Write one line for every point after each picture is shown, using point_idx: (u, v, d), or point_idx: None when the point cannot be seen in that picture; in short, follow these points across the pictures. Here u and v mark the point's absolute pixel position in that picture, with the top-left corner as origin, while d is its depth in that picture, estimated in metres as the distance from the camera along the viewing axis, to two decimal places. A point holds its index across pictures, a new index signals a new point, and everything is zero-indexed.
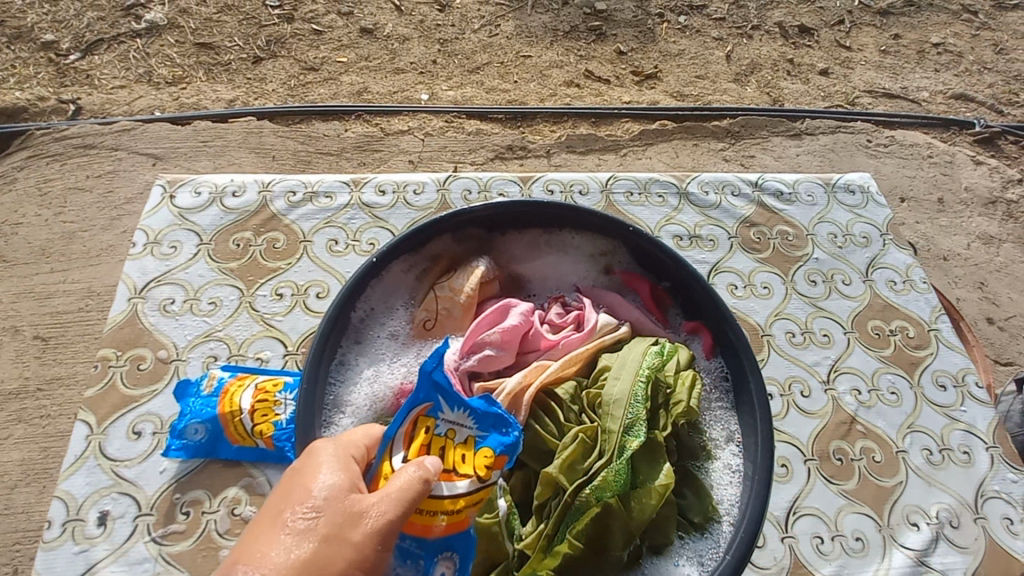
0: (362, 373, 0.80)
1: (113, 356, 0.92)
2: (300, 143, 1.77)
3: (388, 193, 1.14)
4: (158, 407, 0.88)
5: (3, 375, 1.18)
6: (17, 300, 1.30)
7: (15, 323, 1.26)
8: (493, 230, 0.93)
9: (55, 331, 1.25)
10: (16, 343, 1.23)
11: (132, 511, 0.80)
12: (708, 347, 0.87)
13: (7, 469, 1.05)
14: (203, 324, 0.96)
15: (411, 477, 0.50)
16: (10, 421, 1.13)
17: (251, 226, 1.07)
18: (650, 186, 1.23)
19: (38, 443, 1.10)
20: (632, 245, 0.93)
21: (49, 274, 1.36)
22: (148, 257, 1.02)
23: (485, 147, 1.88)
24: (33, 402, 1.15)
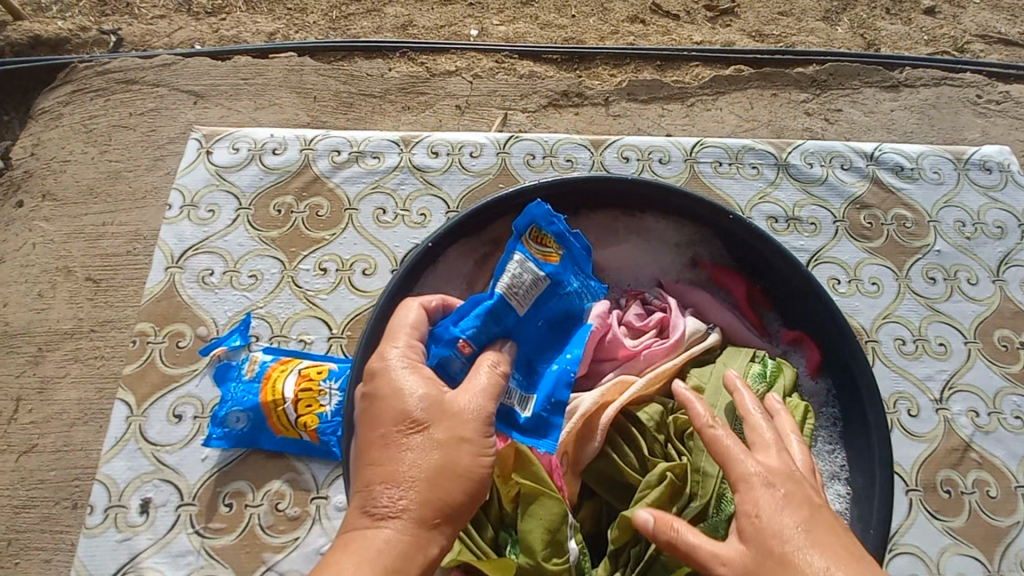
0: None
1: (151, 331, 0.86)
2: (342, 83, 1.52)
3: (441, 155, 1.01)
4: (198, 388, 0.82)
5: (60, 315, 1.17)
6: (70, 240, 1.26)
7: (68, 263, 1.22)
8: (565, 211, 0.80)
9: (106, 273, 1.20)
10: (70, 283, 1.20)
11: (174, 500, 0.76)
12: (813, 364, 0.75)
13: (66, 407, 1.07)
14: (243, 299, 0.89)
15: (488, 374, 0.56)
16: (67, 360, 1.13)
17: (292, 189, 0.97)
18: (743, 156, 1.05)
19: (94, 383, 1.09)
20: (726, 236, 0.79)
21: (98, 214, 1.28)
22: (184, 221, 0.94)
23: (538, 92, 1.54)
24: (88, 342, 1.13)
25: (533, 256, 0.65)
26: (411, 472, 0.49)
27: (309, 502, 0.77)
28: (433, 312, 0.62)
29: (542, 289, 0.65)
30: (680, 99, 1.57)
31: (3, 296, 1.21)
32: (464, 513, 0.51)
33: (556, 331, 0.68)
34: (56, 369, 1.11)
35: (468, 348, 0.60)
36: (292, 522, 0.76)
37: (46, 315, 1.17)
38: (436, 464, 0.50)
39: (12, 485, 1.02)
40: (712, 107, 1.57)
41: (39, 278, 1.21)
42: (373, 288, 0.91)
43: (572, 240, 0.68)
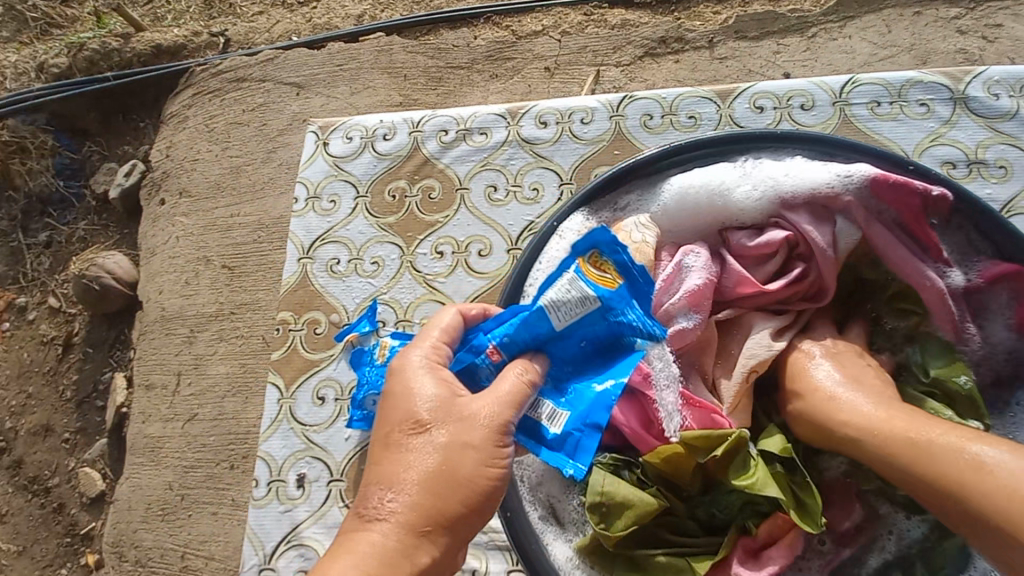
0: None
1: (292, 319, 0.91)
2: (429, 58, 1.48)
3: (550, 125, 0.96)
4: (337, 372, 0.87)
5: (205, 300, 1.30)
6: (206, 232, 1.38)
7: (207, 253, 1.35)
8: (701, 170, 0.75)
9: (239, 261, 1.30)
10: (210, 271, 1.32)
11: (325, 476, 0.82)
12: (1020, 317, 0.69)
13: (217, 381, 1.20)
14: (368, 285, 0.91)
15: (514, 383, 0.54)
16: (215, 340, 1.26)
17: (404, 173, 0.97)
18: (906, 92, 0.89)
19: (239, 359, 1.21)
20: (917, 188, 0.69)
21: (224, 208, 1.40)
22: (310, 214, 0.97)
23: (633, 42, 1.38)
24: (230, 323, 1.25)
25: (587, 275, 0.58)
26: (405, 472, 0.51)
27: None
28: (471, 319, 0.59)
29: (590, 310, 0.57)
30: (799, 29, 1.32)
31: (159, 284, 1.37)
32: (460, 523, 0.51)
33: (600, 352, 0.60)
34: (207, 347, 1.24)
35: (496, 354, 0.57)
36: None
37: (193, 301, 1.31)
38: (436, 468, 0.51)
39: (182, 448, 1.18)
40: (841, 34, 1.30)
41: (186, 267, 1.35)
42: (491, 269, 0.89)
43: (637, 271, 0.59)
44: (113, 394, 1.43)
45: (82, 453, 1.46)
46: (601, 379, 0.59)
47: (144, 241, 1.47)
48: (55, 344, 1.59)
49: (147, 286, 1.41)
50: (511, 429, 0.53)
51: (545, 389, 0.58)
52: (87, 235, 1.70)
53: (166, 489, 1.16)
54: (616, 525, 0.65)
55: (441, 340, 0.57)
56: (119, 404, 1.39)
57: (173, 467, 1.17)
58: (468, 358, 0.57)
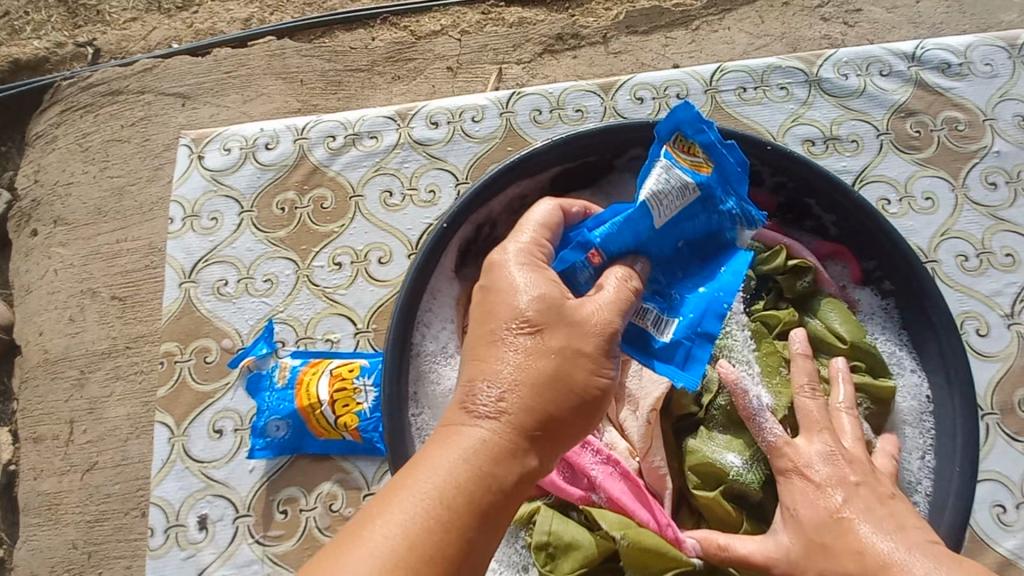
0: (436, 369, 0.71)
1: (177, 350, 0.84)
2: (326, 61, 1.41)
3: (441, 125, 0.95)
4: (234, 402, 0.81)
5: (93, 337, 1.17)
6: (88, 262, 1.24)
7: (92, 284, 1.21)
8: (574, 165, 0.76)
9: (130, 290, 1.19)
10: (98, 304, 1.19)
11: (230, 513, 0.76)
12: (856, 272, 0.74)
13: (117, 425, 1.09)
14: (262, 305, 0.86)
15: (620, 285, 0.53)
16: (109, 379, 1.14)
17: (292, 183, 0.92)
18: (769, 77, 0.96)
19: (140, 397, 1.11)
20: (774, 171, 0.71)
21: (111, 233, 1.26)
22: (189, 234, 0.90)
23: (531, 40, 1.39)
24: (125, 360, 1.14)
25: (682, 163, 0.59)
26: (498, 371, 0.48)
27: (362, 499, 0.77)
28: (573, 216, 0.59)
29: (690, 199, 0.58)
30: (684, 22, 1.38)
31: (38, 325, 1.22)
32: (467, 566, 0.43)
33: (698, 253, 0.61)
34: (101, 389, 1.12)
35: (599, 257, 0.56)
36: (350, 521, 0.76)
37: (82, 338, 1.17)
38: (526, 368, 0.48)
39: (84, 501, 1.06)
40: (720, 26, 1.37)
41: (66, 303, 1.21)
42: (393, 276, 0.87)
43: (726, 153, 0.59)
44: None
45: None
46: (702, 284, 0.59)
47: (15, 279, 1.31)
48: None
49: (22, 328, 1.25)
50: (615, 332, 0.51)
51: (648, 295, 0.58)
52: None
53: (71, 549, 1.04)
54: (562, 567, 0.62)
55: (540, 236, 0.56)
56: (3, 462, 1.23)
57: (77, 524, 1.04)
58: (570, 260, 0.56)
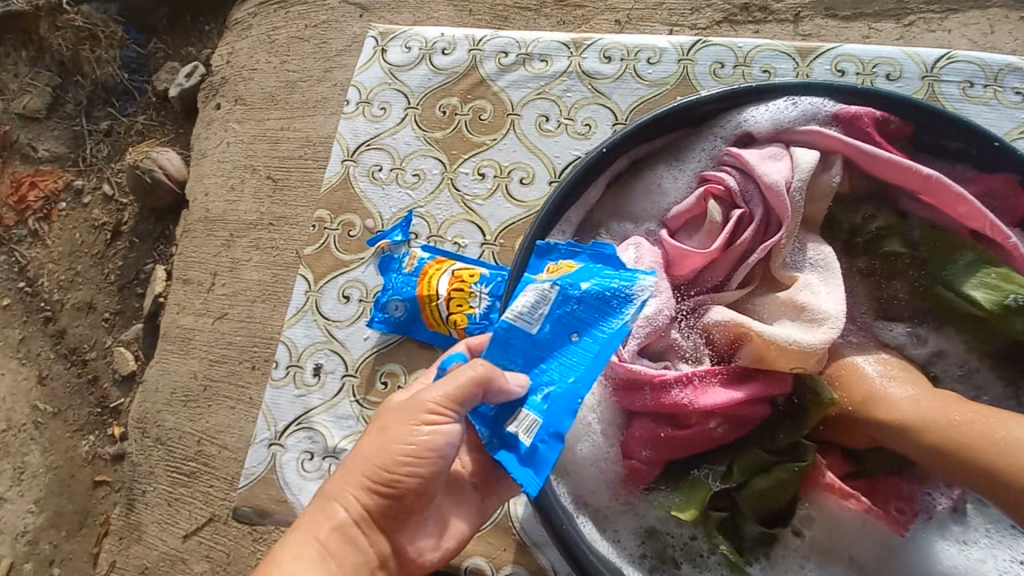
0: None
1: (328, 218, 0.93)
2: None
3: (614, 61, 0.92)
4: (364, 275, 0.89)
5: (246, 208, 1.31)
6: (255, 141, 1.37)
7: (253, 162, 1.35)
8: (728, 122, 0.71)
9: (284, 173, 1.31)
10: (255, 181, 1.33)
11: (340, 370, 0.85)
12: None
13: (249, 286, 1.23)
14: (406, 197, 0.92)
15: (467, 383, 0.52)
16: (250, 248, 1.28)
17: (458, 91, 0.96)
18: (1004, 77, 0.82)
19: (271, 268, 1.23)
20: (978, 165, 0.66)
21: (279, 119, 1.38)
22: (359, 118, 0.98)
23: (713, 4, 1.18)
24: (267, 234, 1.27)
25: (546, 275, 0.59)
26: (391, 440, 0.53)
27: None
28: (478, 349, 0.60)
29: (553, 300, 0.57)
30: (897, 15, 1.11)
31: (206, 186, 1.39)
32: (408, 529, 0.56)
33: (590, 314, 0.57)
34: (242, 254, 1.27)
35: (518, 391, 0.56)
36: None
37: (236, 207, 1.32)
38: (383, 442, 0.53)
39: (211, 341, 1.23)
40: (939, 26, 1.09)
41: (231, 173, 1.36)
42: (533, 198, 0.88)
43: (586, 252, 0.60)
44: (153, 284, 1.48)
45: (118, 334, 1.53)
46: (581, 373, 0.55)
47: (195, 144, 1.47)
48: (104, 230, 1.63)
49: (194, 186, 1.42)
50: (436, 421, 0.53)
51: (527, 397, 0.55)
52: (144, 128, 1.69)
53: (190, 378, 1.22)
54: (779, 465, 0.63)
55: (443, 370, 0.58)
56: (156, 294, 1.46)
57: (200, 359, 1.22)
58: None
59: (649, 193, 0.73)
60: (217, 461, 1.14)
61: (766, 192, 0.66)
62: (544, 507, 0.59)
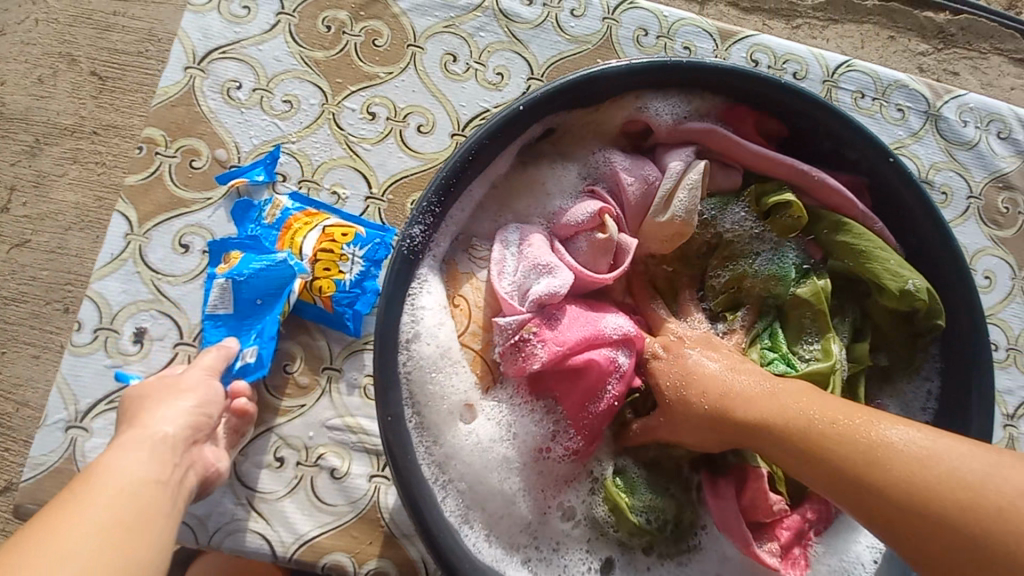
0: (427, 359, 0.56)
1: (161, 141, 0.72)
2: None
3: (535, 4, 0.81)
4: (210, 220, 0.71)
5: (60, 107, 0.99)
6: (75, 24, 1.02)
7: (72, 50, 1.01)
8: (622, 106, 0.62)
9: (113, 70, 1.00)
10: (72, 74, 1.00)
11: (173, 336, 0.68)
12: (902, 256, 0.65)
13: (61, 209, 0.95)
14: (273, 128, 0.74)
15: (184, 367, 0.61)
16: (65, 159, 0.98)
17: (348, 4, 0.78)
18: (890, 93, 0.86)
19: (94, 190, 0.96)
20: (868, 173, 0.63)
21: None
22: (212, 14, 0.76)
23: None
24: (88, 144, 0.98)
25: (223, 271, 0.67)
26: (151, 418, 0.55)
27: (320, 372, 0.69)
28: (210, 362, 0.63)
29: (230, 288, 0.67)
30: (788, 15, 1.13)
31: None
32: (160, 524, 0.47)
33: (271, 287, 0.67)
34: (52, 167, 0.97)
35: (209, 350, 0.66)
36: (301, 389, 0.69)
37: (46, 104, 0.99)
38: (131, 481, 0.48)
39: (3, 275, 0.93)
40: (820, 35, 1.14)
41: (39, 59, 1.01)
42: (429, 150, 0.76)
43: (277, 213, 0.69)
44: None
45: None
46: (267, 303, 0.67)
47: None
48: None
49: None
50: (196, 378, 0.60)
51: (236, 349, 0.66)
52: None
53: None
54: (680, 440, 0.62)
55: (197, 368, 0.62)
56: None
57: None
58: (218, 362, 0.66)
59: (535, 194, 0.64)
60: (13, 421, 0.89)
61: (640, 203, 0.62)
62: (433, 536, 0.50)
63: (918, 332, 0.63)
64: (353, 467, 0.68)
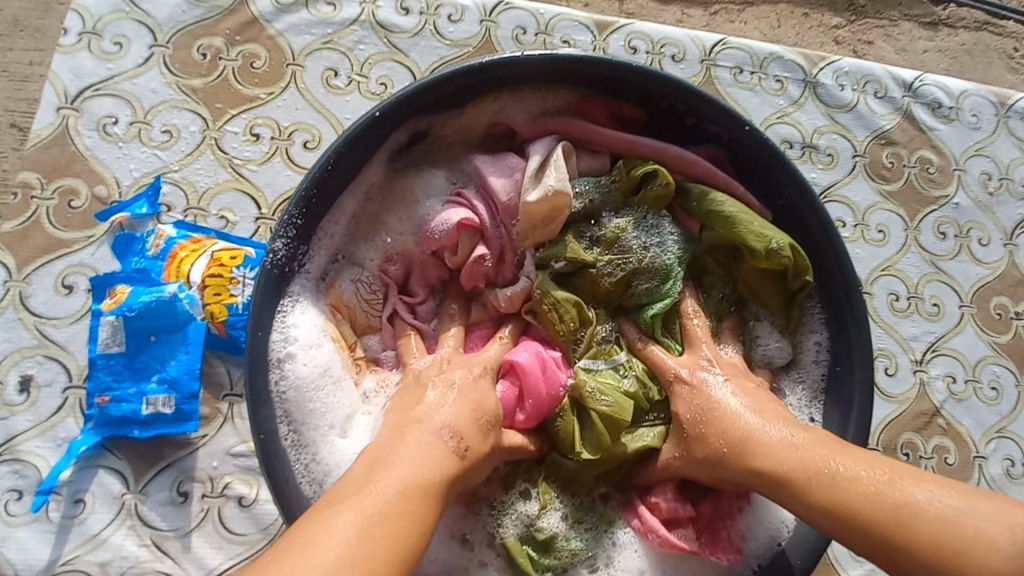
0: (305, 377, 0.57)
1: (37, 185, 0.71)
2: None
3: (413, 13, 0.83)
4: (93, 259, 0.70)
5: None
6: None
7: None
8: (484, 105, 0.63)
9: None
10: None
11: (61, 382, 0.66)
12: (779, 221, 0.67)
13: None
14: (154, 160, 0.73)
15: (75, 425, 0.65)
16: None
17: (222, 30, 0.78)
18: (768, 65, 0.90)
19: None
20: (730, 146, 0.65)
21: None
22: (82, 53, 0.76)
23: None
24: None
25: (107, 308, 0.66)
26: None
27: (221, 399, 0.68)
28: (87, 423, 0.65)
29: (120, 328, 0.66)
30: None
31: None
32: None
33: (164, 323, 0.66)
34: None
35: (105, 398, 0.65)
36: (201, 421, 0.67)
37: None
38: None
39: None
40: None
41: None
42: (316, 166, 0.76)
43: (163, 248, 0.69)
44: None
45: None
46: (164, 337, 0.66)
47: None
48: None
49: None
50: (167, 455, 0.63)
51: (138, 391, 0.65)
52: None
53: None
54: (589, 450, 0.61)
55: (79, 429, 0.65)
56: None
57: None
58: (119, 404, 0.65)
59: (408, 202, 0.64)
60: None
61: (511, 186, 0.63)
62: None
63: (792, 291, 0.65)
64: (260, 493, 0.67)
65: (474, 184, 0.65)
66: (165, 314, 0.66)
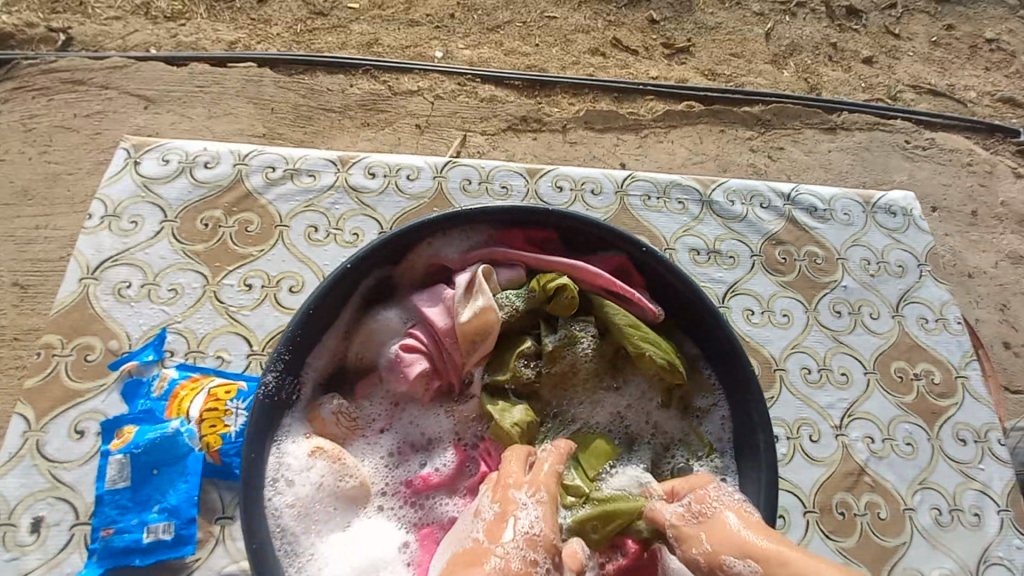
0: (304, 499, 0.68)
1: (58, 344, 0.83)
2: (302, 96, 1.34)
3: (378, 176, 1.02)
4: (105, 404, 0.80)
5: None
6: None
7: None
8: (423, 249, 0.78)
9: (37, 279, 1.06)
10: None
11: (69, 519, 0.73)
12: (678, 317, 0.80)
13: None
14: (160, 313, 0.87)
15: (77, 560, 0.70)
16: None
17: (221, 204, 0.96)
18: (670, 190, 1.10)
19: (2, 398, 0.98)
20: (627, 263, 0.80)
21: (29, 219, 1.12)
22: (104, 232, 0.92)
23: (498, 115, 1.37)
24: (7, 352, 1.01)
25: (116, 447, 0.75)
26: None
27: (214, 522, 0.74)
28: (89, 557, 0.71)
29: (127, 463, 0.75)
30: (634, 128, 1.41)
31: None
32: None
33: (167, 455, 0.75)
34: None
35: (110, 530, 0.72)
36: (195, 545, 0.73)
37: None
38: None
39: None
40: (665, 138, 1.42)
41: None
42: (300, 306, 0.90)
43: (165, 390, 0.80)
44: None
45: None
46: (165, 468, 0.75)
47: None
48: None
49: None
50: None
51: (140, 521, 0.73)
52: None
53: None
54: None
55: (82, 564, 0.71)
56: None
57: None
58: (121, 535, 0.72)
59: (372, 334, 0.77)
60: None
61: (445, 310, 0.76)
62: None
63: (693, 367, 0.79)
64: None
65: (417, 318, 0.78)
66: (167, 448, 0.75)
